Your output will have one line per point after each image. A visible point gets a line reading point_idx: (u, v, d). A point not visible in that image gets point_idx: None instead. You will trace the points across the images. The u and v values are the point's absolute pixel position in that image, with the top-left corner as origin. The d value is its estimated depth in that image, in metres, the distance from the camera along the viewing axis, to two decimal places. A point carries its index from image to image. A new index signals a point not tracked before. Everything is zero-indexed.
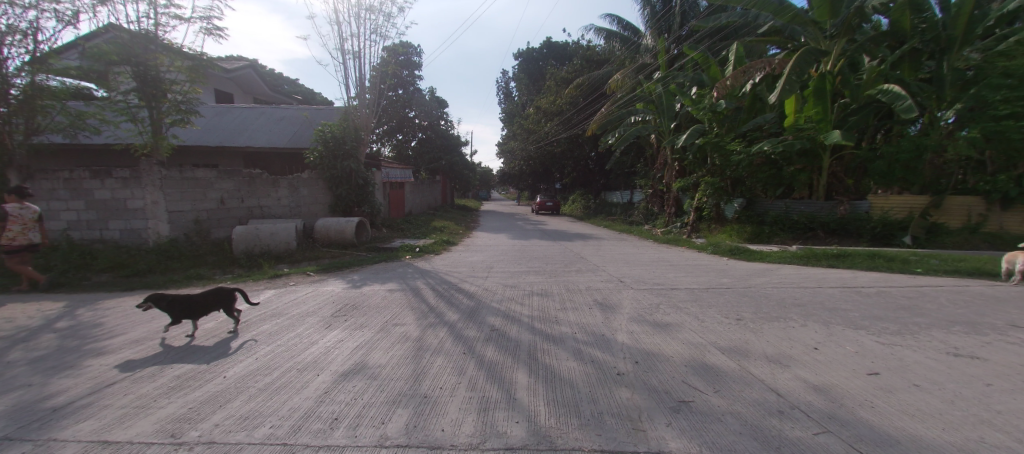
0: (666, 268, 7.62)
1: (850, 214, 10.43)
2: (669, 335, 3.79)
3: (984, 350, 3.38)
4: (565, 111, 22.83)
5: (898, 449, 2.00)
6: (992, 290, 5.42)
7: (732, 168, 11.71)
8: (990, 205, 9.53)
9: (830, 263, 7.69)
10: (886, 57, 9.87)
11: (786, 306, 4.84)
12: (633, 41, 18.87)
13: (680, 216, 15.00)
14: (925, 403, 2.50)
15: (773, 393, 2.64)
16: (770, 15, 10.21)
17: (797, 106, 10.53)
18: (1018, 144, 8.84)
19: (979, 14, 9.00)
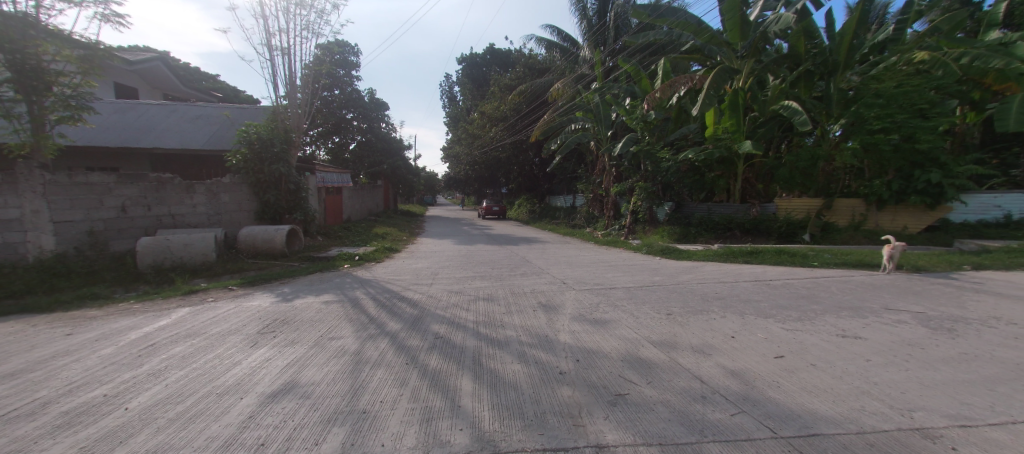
0: (606, 268, 7.98)
1: (761, 215, 11.69)
2: (608, 332, 3.98)
3: (865, 331, 3.95)
4: (509, 117, 23.09)
5: (799, 422, 2.28)
6: (873, 279, 6.32)
7: (662, 174, 12.78)
8: (869, 206, 11.00)
9: (746, 259, 8.53)
10: (786, 77, 11.20)
11: (709, 299, 5.29)
12: (572, 52, 19.66)
13: (618, 219, 15.74)
14: (820, 380, 2.86)
15: (698, 380, 2.87)
16: (691, 35, 11.19)
17: (716, 118, 11.53)
18: (888, 155, 10.29)
19: (857, 43, 10.48)
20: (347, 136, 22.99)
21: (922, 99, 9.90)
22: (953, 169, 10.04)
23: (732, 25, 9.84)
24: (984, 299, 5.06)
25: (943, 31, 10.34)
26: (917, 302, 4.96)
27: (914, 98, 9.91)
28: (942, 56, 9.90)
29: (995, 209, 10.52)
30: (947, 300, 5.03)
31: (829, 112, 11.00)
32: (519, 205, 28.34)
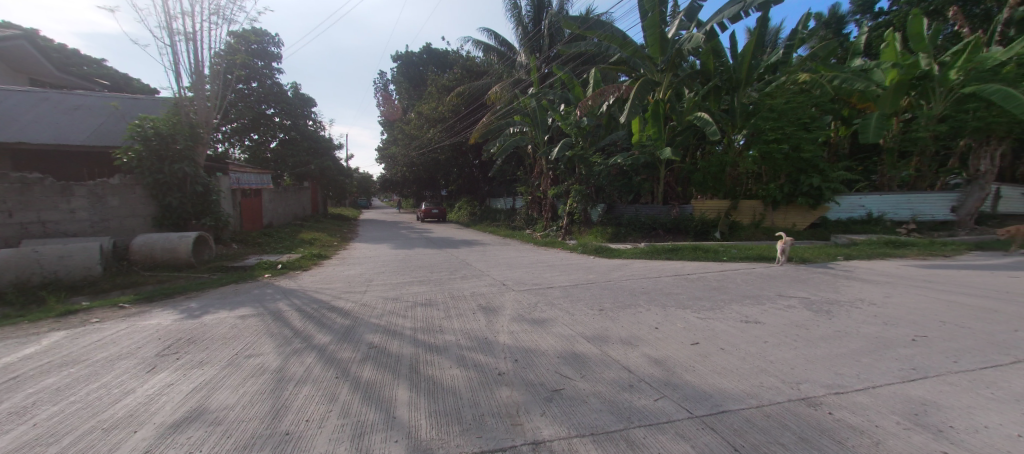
0: (545, 268, 8.20)
1: (680, 216, 12.76)
2: (544, 331, 4.08)
3: (764, 316, 4.48)
4: (447, 119, 22.74)
5: (711, 402, 2.54)
6: (773, 270, 7.19)
7: (595, 177, 13.31)
8: (766, 207, 12.44)
9: (669, 256, 9.25)
10: (699, 90, 12.36)
11: (637, 294, 5.66)
12: (508, 57, 19.99)
13: (555, 220, 16.22)
14: (728, 362, 3.20)
15: (626, 370, 3.06)
16: (617, 48, 11.93)
17: (641, 126, 12.34)
18: (781, 162, 11.76)
19: (755, 63, 11.87)
20: (268, 132, 21.11)
21: (805, 114, 11.35)
22: (828, 174, 11.70)
23: (653, 41, 10.67)
24: (854, 284, 5.99)
25: (820, 57, 12.10)
26: (804, 289, 5.74)
27: (802, 113, 11.30)
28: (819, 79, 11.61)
29: (860, 208, 12.35)
30: (827, 286, 5.88)
31: (734, 124, 12.31)
32: (459, 208, 28.02)
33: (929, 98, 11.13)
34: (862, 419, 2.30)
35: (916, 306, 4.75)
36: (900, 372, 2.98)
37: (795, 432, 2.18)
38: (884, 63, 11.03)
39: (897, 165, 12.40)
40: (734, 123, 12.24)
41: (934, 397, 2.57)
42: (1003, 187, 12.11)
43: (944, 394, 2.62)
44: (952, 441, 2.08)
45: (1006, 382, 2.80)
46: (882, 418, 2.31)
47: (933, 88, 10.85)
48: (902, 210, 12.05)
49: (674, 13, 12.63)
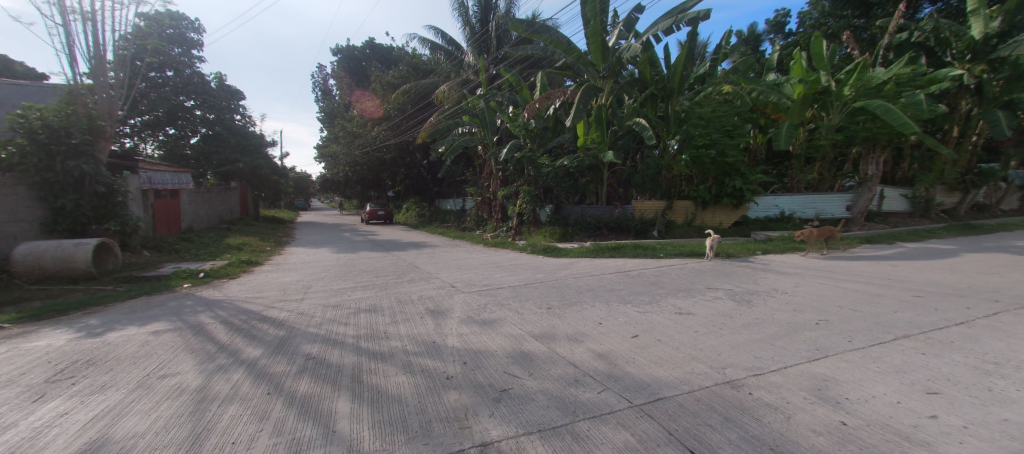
0: (494, 269, 8.20)
1: (622, 215, 13.36)
2: (493, 332, 4.08)
3: (697, 307, 4.82)
4: (393, 117, 22.07)
5: (649, 390, 2.69)
6: (706, 265, 7.76)
7: (543, 179, 13.62)
8: (697, 207, 13.30)
9: (613, 254, 9.67)
10: (637, 97, 13.09)
11: (583, 291, 5.84)
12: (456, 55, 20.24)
13: (505, 221, 16.22)
14: (664, 352, 3.41)
15: (572, 366, 3.15)
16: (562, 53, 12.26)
17: (585, 129, 12.74)
18: (709, 165, 12.73)
19: (686, 74, 12.77)
20: (186, 127, 19.02)
21: (728, 123, 12.40)
22: (748, 177, 12.85)
23: (595, 48, 11.13)
24: (772, 275, 6.64)
25: (740, 71, 13.31)
26: (731, 281, 6.27)
27: (725, 122, 12.35)
28: (740, 91, 12.74)
29: (773, 207, 13.66)
30: (750, 279, 6.46)
31: (668, 129, 13.13)
32: (405, 209, 27.22)
33: (828, 110, 12.52)
34: (776, 397, 2.56)
35: (821, 294, 5.36)
36: (807, 352, 3.36)
37: (721, 413, 2.38)
38: (792, 79, 12.28)
39: (804, 169, 13.92)
40: (669, 129, 13.03)
41: (833, 373, 2.92)
42: (885, 189, 14.06)
43: (841, 370, 2.99)
44: (848, 411, 2.38)
45: (889, 356, 3.25)
46: (793, 395, 2.58)
47: (831, 102, 12.21)
48: (808, 209, 13.54)
49: (613, 22, 13.21)
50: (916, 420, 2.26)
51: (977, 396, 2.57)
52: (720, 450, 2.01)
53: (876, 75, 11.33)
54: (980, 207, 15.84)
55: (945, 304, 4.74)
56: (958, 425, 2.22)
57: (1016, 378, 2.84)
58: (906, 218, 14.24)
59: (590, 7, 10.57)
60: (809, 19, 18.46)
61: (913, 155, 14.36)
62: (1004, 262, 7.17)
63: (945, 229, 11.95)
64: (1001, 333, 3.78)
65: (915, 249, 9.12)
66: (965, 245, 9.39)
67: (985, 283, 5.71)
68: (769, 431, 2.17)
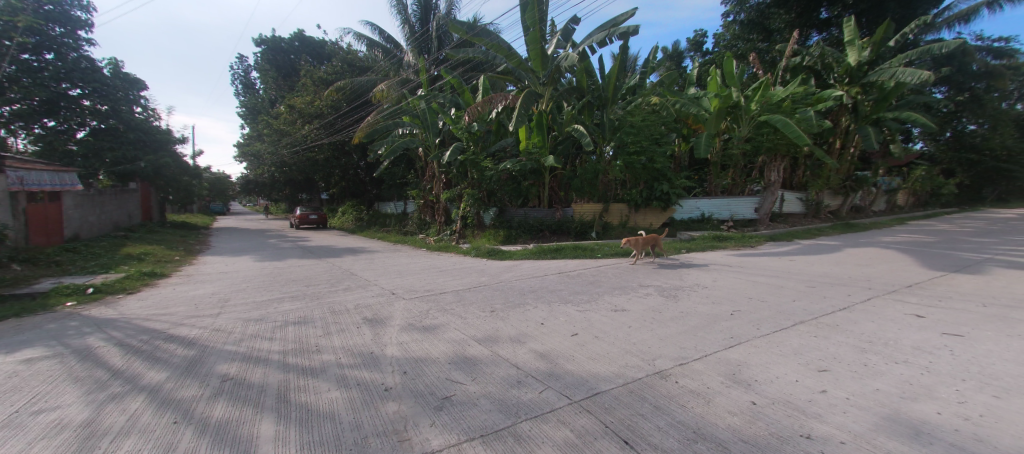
0: (437, 274, 8.03)
1: (563, 218, 13.78)
2: (435, 338, 3.99)
3: (631, 304, 5.09)
4: (326, 115, 20.90)
5: (587, 386, 2.79)
6: (640, 264, 8.23)
7: (486, 182, 13.67)
8: (631, 210, 14.05)
9: (555, 255, 9.93)
10: (576, 104, 13.62)
11: (526, 293, 5.92)
12: (394, 54, 20.06)
13: (449, 224, 15.93)
14: (601, 348, 3.55)
15: (514, 368, 3.17)
16: (503, 58, 12.43)
17: (527, 134, 13.06)
18: (641, 171, 13.52)
19: (619, 84, 13.52)
20: (70, 118, 16.41)
21: (656, 131, 13.22)
22: (674, 182, 13.87)
23: (536, 55, 11.44)
24: (697, 272, 7.21)
25: (665, 84, 14.39)
26: (661, 278, 6.73)
27: (654, 131, 13.16)
28: (666, 102, 13.74)
29: (695, 210, 14.91)
30: (677, 275, 6.98)
31: (604, 136, 13.76)
32: (341, 212, 25.75)
33: (738, 122, 13.92)
34: (699, 384, 2.78)
35: (737, 287, 5.93)
36: (725, 340, 3.69)
37: (651, 402, 2.54)
38: (709, 93, 13.54)
39: (720, 175, 15.36)
40: (604, 135, 13.67)
41: (745, 358, 3.25)
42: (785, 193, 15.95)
43: (751, 354, 3.33)
44: (757, 391, 2.66)
45: (789, 340, 3.68)
46: (712, 381, 2.82)
47: (741, 115, 13.66)
48: (725, 210, 14.90)
49: (551, 31, 13.62)
50: (809, 395, 2.59)
51: (856, 370, 3.00)
52: (651, 439, 2.14)
53: (777, 94, 12.98)
54: (858, 209, 18.53)
55: (832, 292, 5.48)
56: (842, 397, 2.57)
57: (883, 352, 3.37)
58: (802, 218, 16.22)
59: (530, 14, 10.92)
60: (724, 39, 20.49)
61: (806, 163, 16.37)
62: (876, 255, 8.47)
63: (832, 228, 13.83)
64: (873, 315, 4.45)
65: (810, 245, 10.41)
66: (846, 241, 10.94)
67: (863, 273, 6.69)
68: (693, 416, 2.36)
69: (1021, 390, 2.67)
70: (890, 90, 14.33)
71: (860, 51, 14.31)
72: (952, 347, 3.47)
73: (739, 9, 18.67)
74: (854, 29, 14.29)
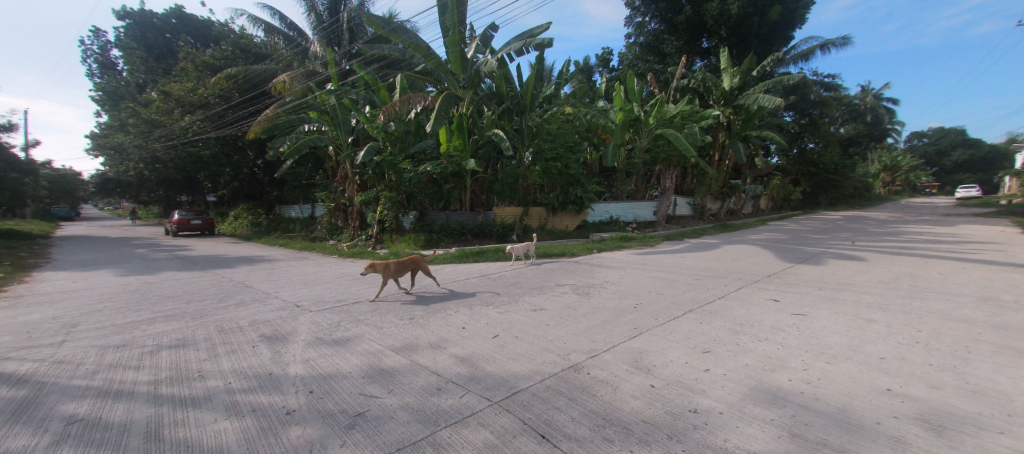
0: (349, 282, 7.57)
1: (484, 221, 13.81)
2: (346, 351, 3.74)
3: (548, 303, 5.26)
4: (212, 105, 18.72)
5: (506, 386, 2.80)
6: (556, 264, 8.52)
7: (405, 184, 13.07)
8: (549, 213, 14.55)
9: (475, 258, 9.89)
10: (495, 109, 13.74)
11: (446, 298, 5.80)
12: (297, 42, 20.40)
13: (364, 228, 15.16)
14: (521, 347, 3.60)
15: (434, 375, 3.07)
16: (421, 58, 12.25)
17: (447, 137, 13.01)
18: (558, 176, 13.97)
19: (535, 92, 13.94)
20: None
21: (570, 139, 13.81)
22: (586, 186, 14.59)
23: (455, 57, 11.44)
24: (606, 270, 7.67)
25: (577, 95, 15.18)
26: (573, 277, 7.05)
27: (568, 139, 13.72)
28: (579, 112, 14.47)
29: (604, 213, 15.78)
30: (589, 273, 7.37)
31: (522, 141, 14.03)
32: (230, 215, 22.79)
33: (639, 134, 15.11)
34: (608, 373, 2.98)
35: (642, 282, 6.43)
36: (630, 332, 3.96)
37: (566, 395, 2.65)
38: (614, 107, 14.65)
39: (625, 181, 16.59)
40: (523, 141, 13.94)
41: (645, 346, 3.54)
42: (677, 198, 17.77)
43: (651, 342, 3.63)
44: (655, 374, 2.96)
45: (684, 327, 4.07)
46: (619, 369, 3.05)
47: (642, 127, 14.84)
48: (629, 213, 16.11)
49: (471, 34, 13.64)
50: (696, 375, 2.95)
51: (732, 349, 3.43)
52: (566, 429, 2.23)
53: (669, 110, 14.52)
54: (732, 211, 21.23)
55: (716, 283, 6.22)
56: (721, 373, 2.98)
57: (757, 333, 3.88)
58: (692, 220, 18.07)
59: (450, 16, 10.87)
60: (626, 58, 22.36)
61: (693, 172, 18.36)
62: (749, 250, 9.81)
63: (714, 229, 15.68)
64: (748, 301, 5.13)
65: (697, 244, 11.66)
66: (728, 239, 12.51)
67: (738, 266, 7.67)
68: (603, 404, 2.52)
69: (849, 355, 3.30)
70: (753, 112, 16.62)
71: (732, 77, 16.42)
72: (803, 324, 4.14)
73: (638, 33, 20.76)
74: (727, 58, 16.33)
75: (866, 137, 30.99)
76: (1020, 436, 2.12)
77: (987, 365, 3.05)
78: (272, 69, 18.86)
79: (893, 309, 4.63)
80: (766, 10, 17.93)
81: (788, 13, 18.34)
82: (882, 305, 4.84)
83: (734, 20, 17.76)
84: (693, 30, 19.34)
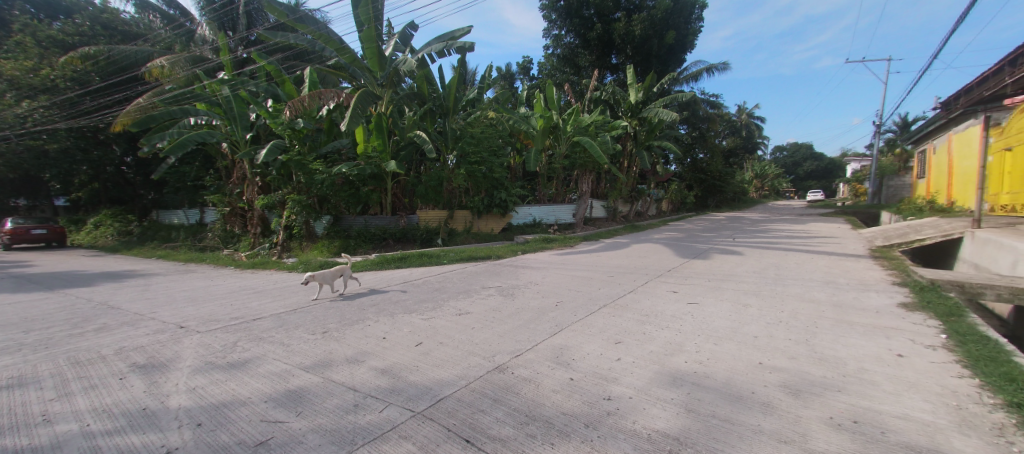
0: (248, 296, 6.80)
1: (407, 226, 13.37)
2: (245, 374, 3.37)
3: (472, 306, 5.28)
4: (62, 89, 15.59)
5: (429, 395, 2.77)
6: (480, 268, 8.56)
7: (317, 186, 12.06)
8: (474, 216, 14.59)
9: (397, 264, 9.50)
10: (417, 110, 13.41)
11: (364, 307, 5.53)
12: (180, 23, 18.40)
13: (267, 235, 13.77)
14: (444, 353, 3.58)
15: (350, 391, 2.92)
16: (332, 51, 11.54)
17: (364, 137, 12.38)
18: (483, 179, 13.99)
19: (458, 95, 13.89)
20: None
21: (493, 144, 13.92)
22: (510, 190, 14.87)
23: (371, 54, 11.02)
24: (529, 271, 7.91)
25: (499, 100, 15.48)
26: (496, 279, 7.17)
27: (491, 143, 13.80)
28: (502, 117, 14.72)
29: (527, 216, 16.22)
30: (510, 275, 7.56)
31: (446, 144, 13.85)
32: (89, 222, 19.01)
33: (558, 141, 15.88)
34: (531, 371, 3.11)
35: (560, 282, 6.75)
36: (551, 329, 4.15)
37: (490, 397, 2.70)
38: (535, 114, 15.31)
39: (546, 185, 17.28)
40: (446, 144, 13.76)
41: (565, 341, 3.75)
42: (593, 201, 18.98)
43: (569, 338, 3.85)
44: (574, 368, 3.15)
45: (598, 321, 4.39)
46: (541, 366, 3.20)
47: (560, 134, 15.63)
48: (551, 216, 16.81)
49: (389, 31, 13.20)
50: (609, 364, 3.21)
51: (639, 339, 3.78)
52: (490, 431, 2.28)
53: (584, 119, 15.49)
54: (640, 213, 23.26)
55: (625, 279, 6.78)
56: (630, 361, 3.26)
57: (661, 322, 4.32)
58: (606, 221, 19.48)
59: (364, 10, 10.47)
60: (545, 68, 23.35)
61: (606, 178, 19.73)
62: (652, 248, 10.85)
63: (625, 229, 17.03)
64: (651, 294, 5.68)
65: (610, 243, 12.59)
66: (636, 238, 13.70)
67: (645, 263, 8.42)
68: (525, 401, 2.63)
69: (731, 336, 3.83)
70: (655, 124, 18.34)
71: (637, 92, 18.02)
72: (696, 312, 4.71)
73: (555, 45, 21.92)
74: (633, 74, 17.93)
75: (743, 149, 36.09)
76: (851, 392, 2.66)
77: (828, 336, 3.78)
78: (146, 50, 16.03)
79: (763, 294, 5.49)
80: (663, 33, 20.04)
81: (681, 38, 20.68)
82: (755, 291, 5.71)
83: (638, 40, 19.61)
84: (603, 45, 20.94)
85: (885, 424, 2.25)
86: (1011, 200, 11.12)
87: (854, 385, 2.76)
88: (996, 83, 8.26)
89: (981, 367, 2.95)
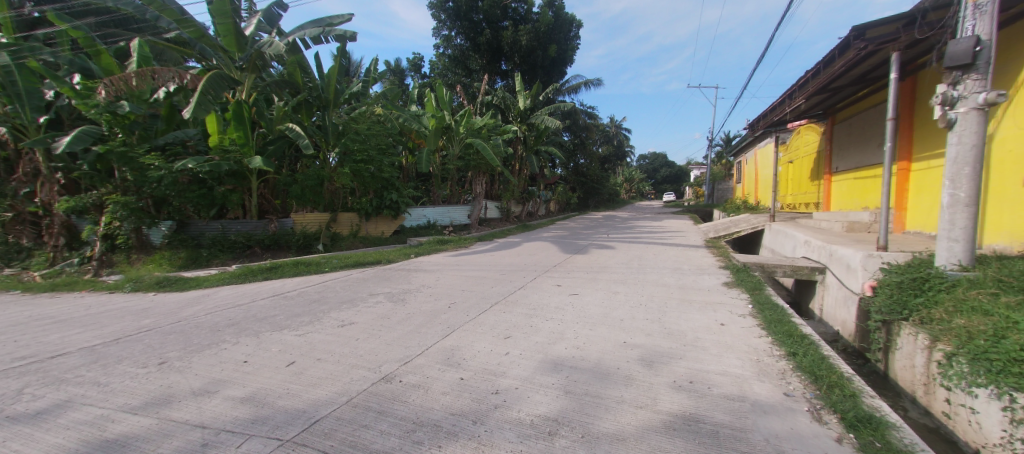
0: (45, 328, 5.28)
1: (280, 231, 11.66)
2: (38, 428, 2.61)
3: (356, 316, 4.92)
4: None
5: (302, 418, 2.51)
6: (367, 274, 8.00)
7: (152, 185, 9.91)
8: (361, 219, 13.49)
9: (265, 276, 8.32)
10: (289, 101, 11.94)
11: (219, 329, 4.74)
12: None
13: (76, 248, 10.88)
14: (323, 369, 3.29)
15: (199, 428, 2.48)
16: (171, 23, 9.65)
17: (218, 127, 10.58)
18: (370, 179, 13.04)
19: (340, 88, 12.77)
20: None
21: (381, 142, 12.95)
22: (402, 191, 14.19)
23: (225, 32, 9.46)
24: (421, 274, 7.67)
25: (388, 96, 14.71)
26: (383, 285, 6.82)
27: (379, 141, 12.86)
28: (391, 114, 13.98)
29: (421, 217, 15.66)
30: (399, 280, 7.24)
31: (326, 139, 12.60)
32: None
33: (451, 142, 15.75)
34: (420, 376, 3.03)
35: (449, 283, 6.71)
36: (442, 331, 4.11)
37: (374, 410, 2.57)
38: (427, 113, 14.93)
39: (441, 186, 16.95)
40: (326, 139, 12.53)
41: (455, 342, 3.76)
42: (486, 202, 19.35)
43: (459, 338, 3.86)
44: (462, 367, 3.17)
45: (487, 319, 4.49)
46: (430, 370, 3.15)
47: (453, 135, 15.52)
48: (445, 217, 16.58)
49: (250, 8, 11.55)
50: (498, 359, 3.31)
51: (525, 332, 3.97)
52: (372, 445, 2.17)
53: (476, 122, 15.61)
54: (530, 214, 24.49)
55: (513, 277, 7.05)
56: (516, 354, 3.41)
57: (545, 314, 4.61)
58: (499, 222, 20.15)
59: None
60: (436, 67, 23.01)
61: (498, 179, 20.24)
62: (539, 246, 11.52)
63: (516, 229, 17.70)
64: (536, 289, 6.01)
65: (501, 243, 12.95)
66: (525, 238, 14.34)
67: (532, 260, 8.87)
68: (412, 408, 2.56)
69: (604, 321, 4.28)
70: (542, 130, 19.40)
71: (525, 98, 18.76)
72: (575, 302, 5.14)
73: (445, 45, 21.75)
74: (521, 81, 18.65)
75: (614, 156, 40.51)
76: (689, 358, 3.20)
77: (675, 314, 4.49)
78: None
79: (628, 282, 6.26)
80: (547, 46, 21.43)
81: (562, 52, 22.36)
82: (623, 280, 6.47)
83: (525, 50, 20.65)
84: (492, 51, 21.50)
85: (710, 380, 2.76)
86: (793, 200, 14.56)
87: (692, 352, 3.32)
88: (779, 110, 10.78)
89: (773, 327, 3.82)
